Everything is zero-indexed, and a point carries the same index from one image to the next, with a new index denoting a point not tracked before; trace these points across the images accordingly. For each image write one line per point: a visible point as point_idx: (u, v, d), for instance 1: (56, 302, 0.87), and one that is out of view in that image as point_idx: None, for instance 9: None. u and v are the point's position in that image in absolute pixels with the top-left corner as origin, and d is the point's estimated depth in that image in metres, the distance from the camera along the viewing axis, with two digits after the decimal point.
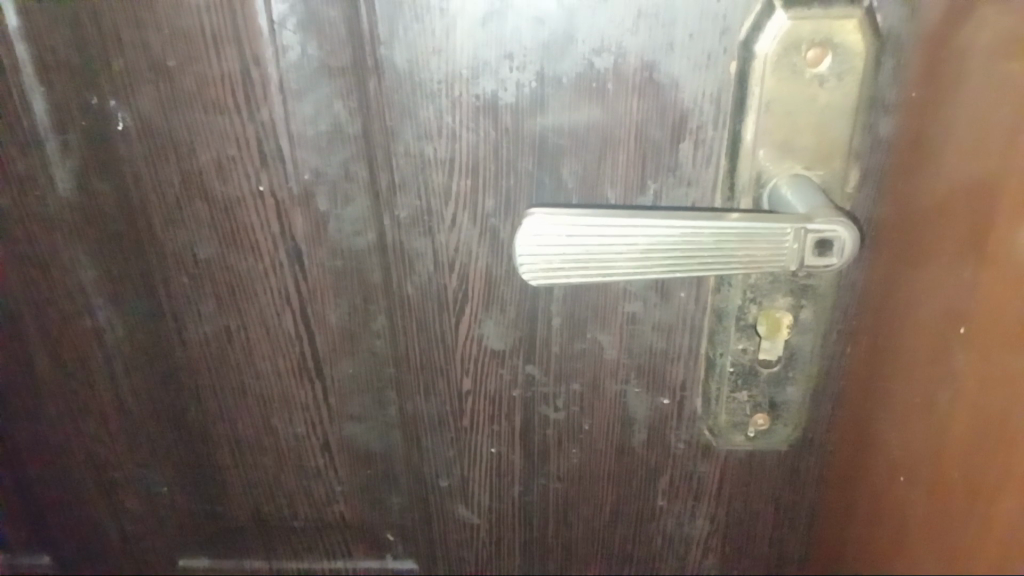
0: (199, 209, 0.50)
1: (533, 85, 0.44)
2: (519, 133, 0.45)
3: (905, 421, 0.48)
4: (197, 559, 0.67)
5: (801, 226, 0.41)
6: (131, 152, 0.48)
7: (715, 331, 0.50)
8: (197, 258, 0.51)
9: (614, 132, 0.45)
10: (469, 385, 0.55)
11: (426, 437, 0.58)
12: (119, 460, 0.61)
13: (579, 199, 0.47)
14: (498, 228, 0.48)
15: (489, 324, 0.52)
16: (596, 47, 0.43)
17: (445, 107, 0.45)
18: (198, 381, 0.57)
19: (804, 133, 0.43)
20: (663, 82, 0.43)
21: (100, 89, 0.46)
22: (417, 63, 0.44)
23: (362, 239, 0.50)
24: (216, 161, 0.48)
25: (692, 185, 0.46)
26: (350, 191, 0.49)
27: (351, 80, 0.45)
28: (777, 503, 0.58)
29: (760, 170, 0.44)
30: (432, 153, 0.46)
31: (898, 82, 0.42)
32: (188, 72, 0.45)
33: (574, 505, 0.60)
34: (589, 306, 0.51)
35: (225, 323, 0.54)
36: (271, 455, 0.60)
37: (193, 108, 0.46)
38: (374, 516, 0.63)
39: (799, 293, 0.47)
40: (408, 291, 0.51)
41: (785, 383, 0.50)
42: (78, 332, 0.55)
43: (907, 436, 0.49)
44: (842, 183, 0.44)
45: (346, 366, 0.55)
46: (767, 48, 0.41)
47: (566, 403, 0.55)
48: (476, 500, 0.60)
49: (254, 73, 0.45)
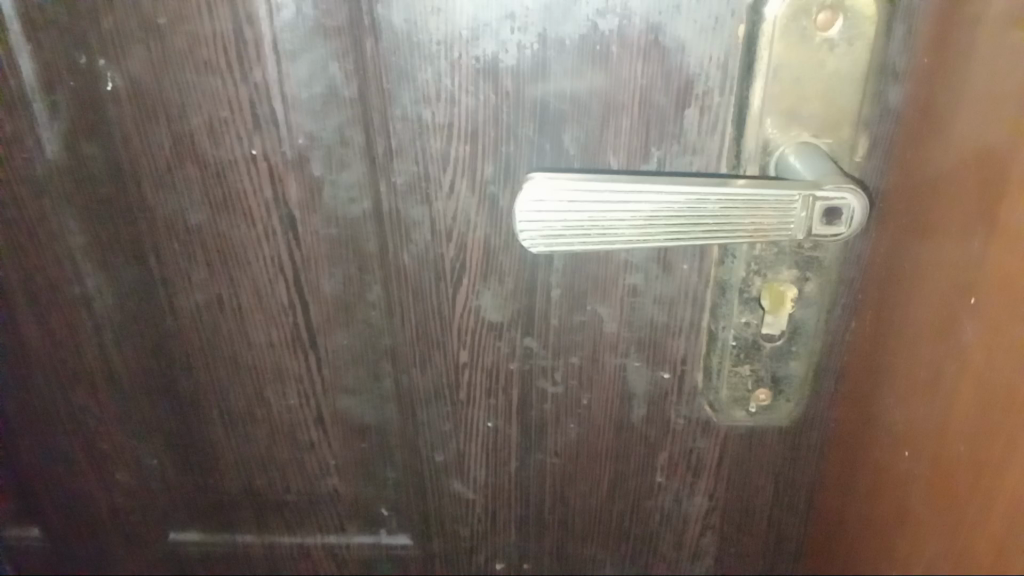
0: (191, 175, 0.48)
1: (535, 48, 0.43)
2: (520, 99, 0.44)
3: (914, 404, 0.46)
4: (188, 533, 0.66)
5: (809, 193, 0.40)
6: (120, 114, 0.47)
7: (718, 304, 0.49)
8: (188, 224, 0.50)
9: (617, 97, 0.44)
10: (466, 358, 0.54)
11: (422, 410, 0.57)
12: (110, 432, 0.60)
13: (581, 166, 0.46)
14: (498, 196, 0.47)
15: (487, 295, 0.51)
16: (600, 8, 0.41)
17: (444, 70, 0.44)
18: (190, 351, 0.56)
19: (812, 101, 0.42)
20: (669, 45, 0.42)
21: (89, 48, 0.45)
22: (416, 24, 0.42)
23: (358, 207, 0.49)
24: (208, 124, 0.46)
25: (697, 154, 0.45)
26: (346, 157, 0.47)
27: (347, 41, 0.43)
28: (776, 481, 0.57)
29: (767, 139, 0.43)
30: (430, 118, 0.45)
31: (907, 49, 0.41)
32: (179, 31, 0.44)
33: (571, 481, 0.59)
34: (588, 278, 0.50)
35: (217, 292, 0.53)
36: (264, 428, 0.59)
37: (185, 70, 0.45)
38: (367, 490, 0.62)
39: (804, 266, 0.46)
40: (405, 261, 0.50)
41: (788, 358, 0.49)
42: (66, 300, 0.54)
43: (914, 421, 0.47)
44: (850, 152, 0.44)
45: (341, 337, 0.54)
46: (777, 11, 0.40)
47: (564, 377, 0.54)
48: (472, 475, 0.60)
49: (247, 32, 0.44)
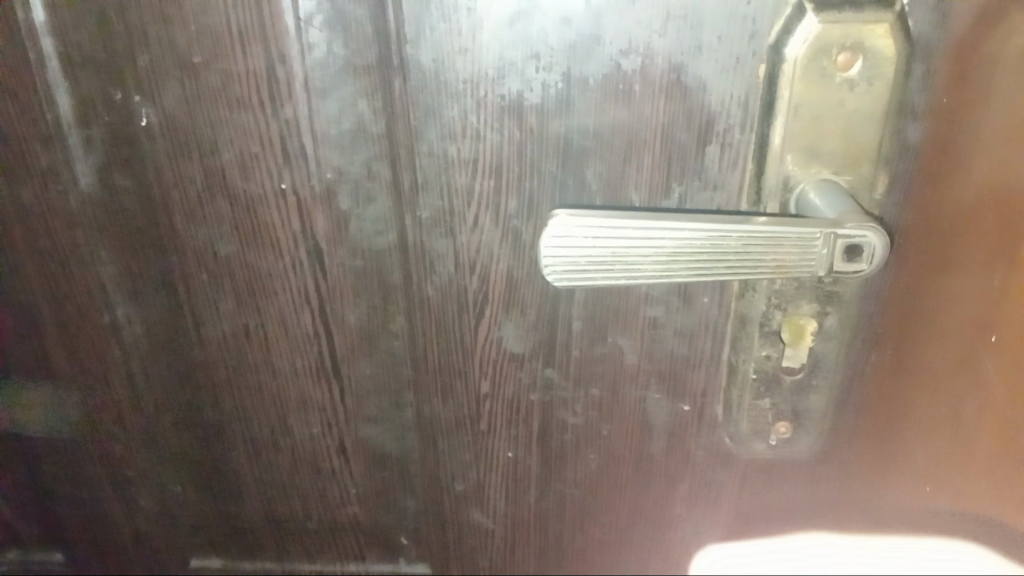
0: (221, 208, 0.49)
1: (559, 86, 0.44)
2: (544, 135, 0.45)
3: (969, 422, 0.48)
4: (209, 559, 0.67)
5: (830, 231, 0.40)
6: (154, 148, 0.48)
7: (739, 337, 0.49)
8: (217, 256, 0.51)
9: (639, 133, 0.45)
10: (487, 388, 0.54)
11: (443, 439, 0.57)
12: (135, 459, 0.61)
13: (602, 202, 0.47)
14: (521, 229, 0.48)
15: (509, 326, 0.51)
16: (623, 48, 0.42)
17: (470, 107, 0.45)
18: (214, 379, 0.56)
19: (832, 138, 0.42)
20: (690, 84, 0.43)
21: (125, 85, 0.46)
22: (443, 63, 0.43)
23: (383, 239, 0.50)
24: (239, 158, 0.48)
25: (717, 189, 0.46)
26: (372, 191, 0.48)
27: (376, 79, 0.45)
28: (794, 509, 0.57)
29: (787, 175, 0.44)
30: (455, 154, 0.46)
31: (927, 89, 0.41)
32: (213, 70, 0.45)
33: (590, 511, 0.60)
34: (610, 310, 0.50)
35: (244, 322, 0.54)
36: (287, 455, 0.59)
37: (218, 106, 0.46)
38: (388, 519, 0.62)
39: (825, 300, 0.46)
40: (428, 292, 0.51)
41: (808, 392, 0.50)
42: (96, 328, 0.55)
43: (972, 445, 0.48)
44: (869, 188, 0.44)
45: (364, 366, 0.55)
46: (798, 51, 0.41)
47: (584, 408, 0.54)
48: (491, 505, 0.60)
49: (280, 70, 0.45)
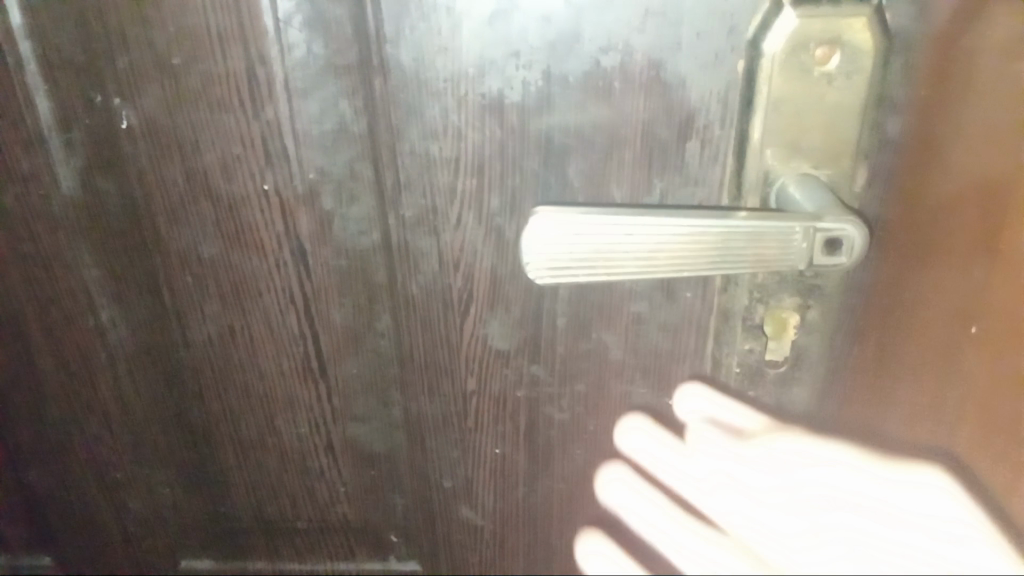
0: (204, 209, 0.49)
1: (540, 84, 0.44)
2: (525, 133, 0.45)
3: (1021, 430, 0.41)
4: (199, 560, 0.67)
5: (809, 225, 0.41)
6: (135, 150, 0.48)
7: (721, 331, 0.50)
8: (201, 257, 0.51)
9: (620, 130, 0.45)
10: (474, 386, 0.55)
11: (431, 437, 0.58)
12: (122, 461, 0.61)
13: (584, 199, 0.47)
14: (504, 227, 0.48)
15: (495, 323, 0.52)
16: (603, 45, 0.43)
17: (451, 106, 0.45)
18: (201, 380, 0.56)
19: (814, 130, 0.43)
20: (670, 80, 0.43)
21: (105, 87, 0.46)
22: (424, 62, 0.44)
23: (367, 239, 0.50)
24: (221, 160, 0.48)
25: (698, 185, 0.46)
26: (355, 191, 0.48)
27: (357, 79, 0.45)
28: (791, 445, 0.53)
29: (767, 170, 0.44)
30: (437, 153, 0.46)
31: (905, 82, 0.42)
32: (193, 71, 0.45)
33: (578, 505, 0.60)
34: (594, 306, 0.51)
35: (228, 323, 0.54)
36: (274, 456, 0.59)
37: (199, 107, 0.46)
38: (377, 517, 0.62)
39: (806, 293, 0.47)
40: (413, 290, 0.51)
41: (791, 384, 0.50)
42: (81, 331, 0.55)
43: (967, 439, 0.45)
44: (850, 182, 0.44)
45: (351, 366, 0.55)
46: (776, 46, 0.41)
47: (570, 404, 0.55)
48: (480, 502, 0.60)
49: (260, 71, 0.45)
